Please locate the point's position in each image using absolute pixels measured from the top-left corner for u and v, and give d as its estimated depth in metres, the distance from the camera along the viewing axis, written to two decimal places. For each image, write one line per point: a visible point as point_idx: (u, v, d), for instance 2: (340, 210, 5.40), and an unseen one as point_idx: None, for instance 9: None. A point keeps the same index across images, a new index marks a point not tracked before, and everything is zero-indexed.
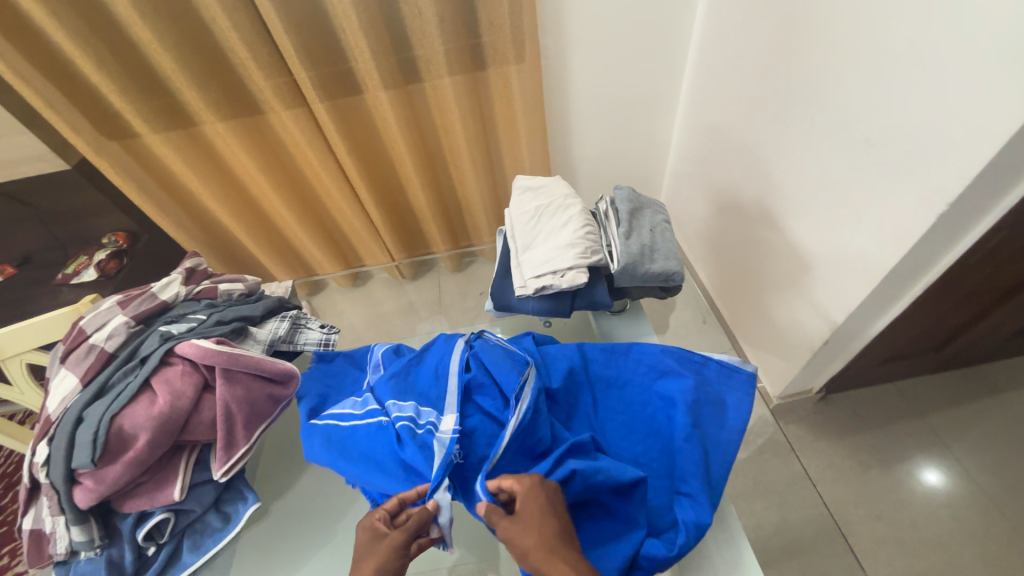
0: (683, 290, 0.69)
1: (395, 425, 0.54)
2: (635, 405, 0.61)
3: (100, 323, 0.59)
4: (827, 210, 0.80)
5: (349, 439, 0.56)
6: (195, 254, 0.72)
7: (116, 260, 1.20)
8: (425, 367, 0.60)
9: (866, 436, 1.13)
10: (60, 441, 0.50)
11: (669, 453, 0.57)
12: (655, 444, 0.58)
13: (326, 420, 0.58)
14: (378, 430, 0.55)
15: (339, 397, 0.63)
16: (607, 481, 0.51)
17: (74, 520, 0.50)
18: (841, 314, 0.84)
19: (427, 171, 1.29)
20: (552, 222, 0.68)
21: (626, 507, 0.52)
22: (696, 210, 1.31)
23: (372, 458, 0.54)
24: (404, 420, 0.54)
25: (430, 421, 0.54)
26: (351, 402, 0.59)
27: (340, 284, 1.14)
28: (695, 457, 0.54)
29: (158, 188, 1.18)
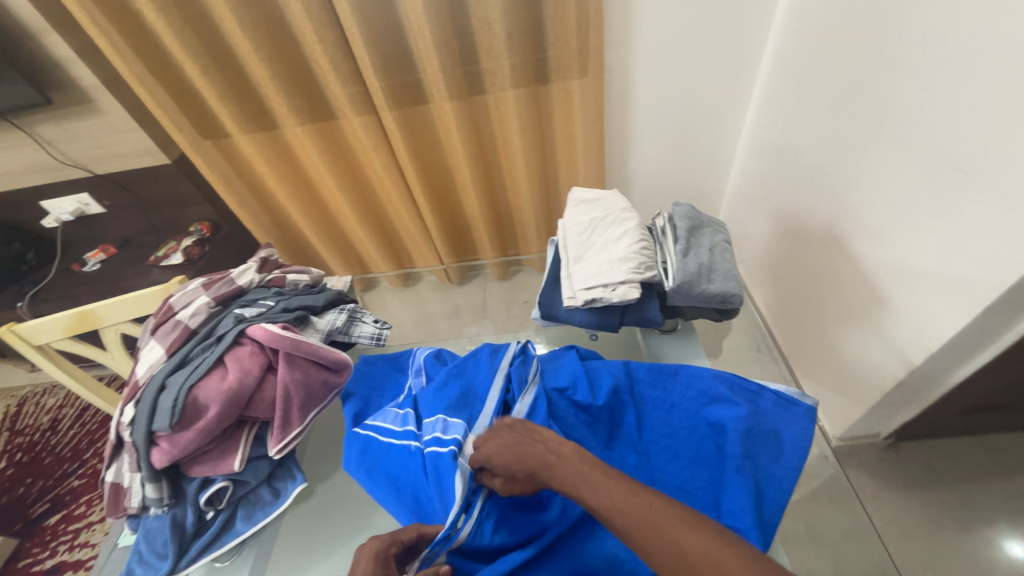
0: (740, 313, 0.66)
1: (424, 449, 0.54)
2: (681, 430, 0.59)
3: (187, 301, 0.65)
4: (908, 242, 0.74)
5: (381, 455, 0.58)
6: (270, 245, 0.78)
7: (199, 247, 1.33)
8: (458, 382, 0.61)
9: (940, 492, 1.02)
10: (145, 404, 0.55)
11: (716, 484, 0.54)
12: (701, 472, 0.55)
13: (366, 428, 0.60)
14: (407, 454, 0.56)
15: (381, 402, 0.66)
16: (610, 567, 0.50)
17: (148, 478, 0.54)
18: (920, 354, 0.76)
19: (483, 180, 1.33)
20: (606, 235, 0.67)
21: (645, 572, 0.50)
22: (756, 232, 1.25)
23: (392, 478, 0.56)
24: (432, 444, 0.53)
25: (454, 439, 0.53)
26: (392, 416, 0.60)
27: (391, 283, 1.19)
28: (745, 489, 0.51)
29: (241, 183, 1.30)
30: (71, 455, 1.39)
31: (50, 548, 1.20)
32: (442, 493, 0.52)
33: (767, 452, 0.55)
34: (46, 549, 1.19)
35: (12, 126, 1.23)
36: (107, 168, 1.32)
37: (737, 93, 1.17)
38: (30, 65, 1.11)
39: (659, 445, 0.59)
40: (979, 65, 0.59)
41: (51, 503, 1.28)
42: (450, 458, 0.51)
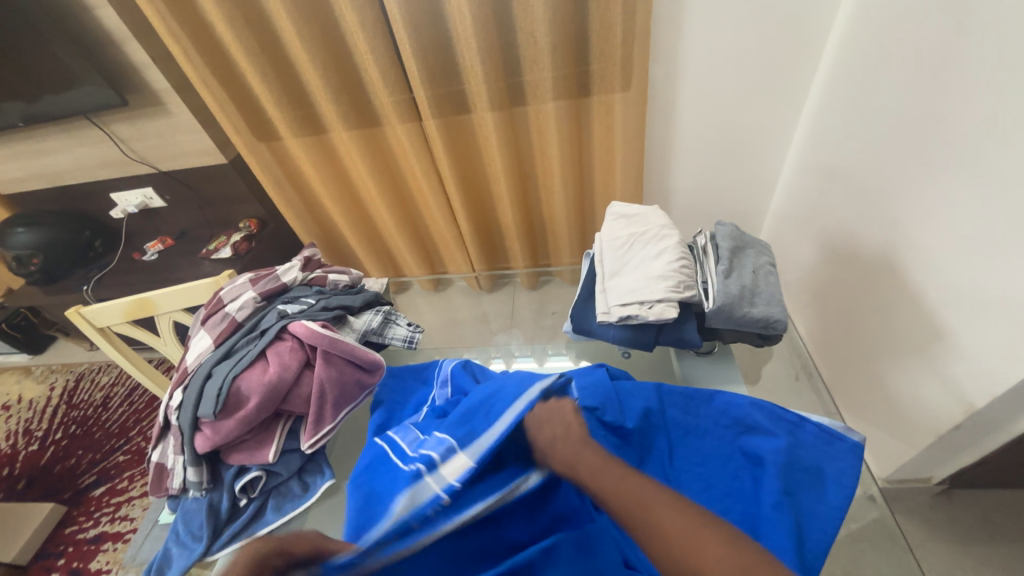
0: (783, 339, 0.63)
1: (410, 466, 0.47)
2: (714, 459, 0.56)
3: (235, 295, 0.69)
4: (974, 274, 0.69)
5: (376, 474, 0.50)
6: (313, 245, 0.81)
7: (246, 242, 1.38)
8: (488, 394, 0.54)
9: (998, 548, 0.93)
10: (193, 390, 0.58)
11: (753, 518, 0.51)
12: (736, 505, 0.53)
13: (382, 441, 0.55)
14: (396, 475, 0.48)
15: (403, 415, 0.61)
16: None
17: (191, 461, 0.57)
18: (982, 396, 0.71)
19: (519, 190, 1.34)
20: (645, 252, 0.66)
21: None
22: (800, 255, 1.20)
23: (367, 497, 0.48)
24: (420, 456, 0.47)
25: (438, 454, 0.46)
26: (413, 437, 0.53)
27: (424, 287, 1.21)
28: (785, 527, 0.48)
29: (289, 184, 1.36)
30: (118, 431, 1.48)
31: (94, 518, 1.27)
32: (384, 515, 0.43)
33: (808, 488, 0.53)
34: (90, 519, 1.27)
35: (92, 124, 1.34)
36: (170, 165, 1.41)
37: (786, 110, 1.14)
38: (111, 69, 1.22)
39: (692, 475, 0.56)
40: None
41: (98, 476, 1.37)
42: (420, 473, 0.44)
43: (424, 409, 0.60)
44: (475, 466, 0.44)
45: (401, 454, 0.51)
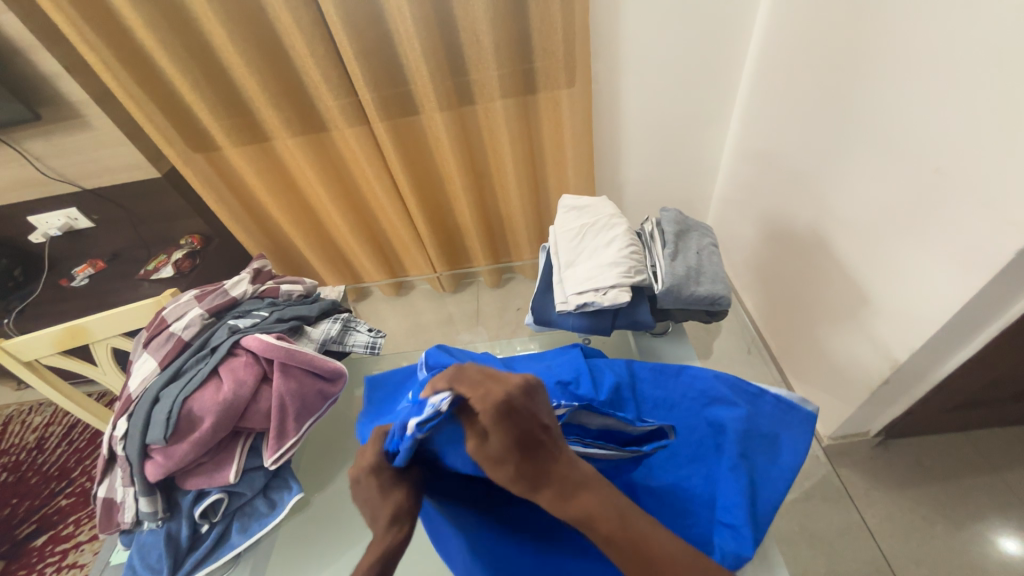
0: (729, 314, 0.67)
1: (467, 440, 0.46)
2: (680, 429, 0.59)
3: (180, 313, 0.65)
4: (888, 242, 0.77)
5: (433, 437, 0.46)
6: (263, 256, 0.78)
7: (190, 259, 1.31)
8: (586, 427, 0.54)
9: (931, 487, 1.04)
10: (139, 417, 0.55)
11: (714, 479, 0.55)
12: (699, 469, 0.56)
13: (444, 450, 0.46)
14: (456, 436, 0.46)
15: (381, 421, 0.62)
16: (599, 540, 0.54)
17: (142, 491, 0.53)
18: (905, 352, 0.78)
19: (474, 188, 1.34)
20: (597, 241, 0.69)
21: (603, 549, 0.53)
22: (743, 235, 1.27)
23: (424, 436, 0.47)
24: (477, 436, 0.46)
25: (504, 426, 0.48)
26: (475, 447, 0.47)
27: (385, 292, 1.19)
28: (740, 488, 0.53)
29: (232, 195, 1.30)
30: (58, 473, 1.36)
31: (37, 570, 1.17)
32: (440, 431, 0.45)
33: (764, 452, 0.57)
34: (33, 570, 1.17)
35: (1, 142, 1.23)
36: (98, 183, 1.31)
37: (721, 99, 1.20)
38: (18, 81, 1.11)
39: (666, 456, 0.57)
40: (950, 71, 0.62)
41: (38, 524, 1.25)
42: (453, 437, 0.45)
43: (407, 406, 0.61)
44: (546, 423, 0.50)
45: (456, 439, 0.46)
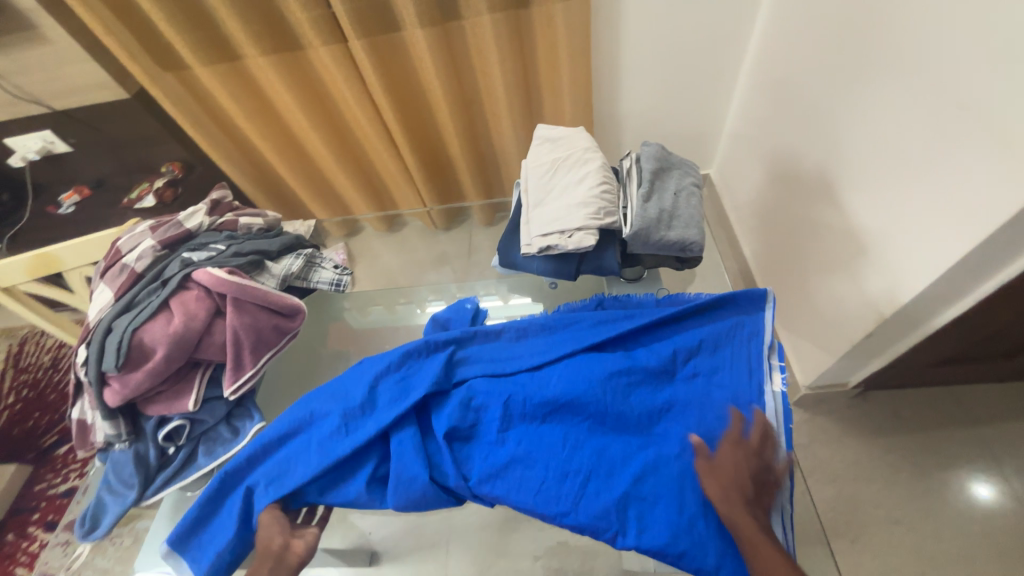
0: (702, 262, 0.64)
1: (661, 348, 0.60)
2: (549, 452, 0.55)
3: (134, 245, 0.63)
4: (896, 186, 0.70)
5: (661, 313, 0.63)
6: (224, 186, 0.74)
7: (171, 189, 1.29)
8: (550, 386, 0.58)
9: (904, 438, 1.05)
10: (94, 345, 0.55)
11: (483, 460, 0.57)
12: (530, 468, 0.55)
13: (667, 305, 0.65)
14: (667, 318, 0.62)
15: (514, 365, 0.61)
16: (449, 424, 0.57)
17: (104, 415, 0.55)
18: (891, 305, 0.75)
19: (463, 118, 1.24)
20: (568, 177, 0.63)
21: (434, 420, 0.59)
22: (749, 176, 1.19)
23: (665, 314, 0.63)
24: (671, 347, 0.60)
25: (667, 358, 0.59)
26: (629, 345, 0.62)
27: (375, 227, 1.15)
28: (446, 460, 0.57)
29: (208, 119, 1.22)
30: None
31: (62, 475, 1.26)
32: (716, 338, 0.61)
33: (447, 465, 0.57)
34: (59, 475, 1.26)
35: None
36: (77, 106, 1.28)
37: (741, 16, 1.06)
38: None
39: (480, 468, 0.56)
40: None
41: (59, 436, 1.33)
42: (694, 316, 0.63)
43: (516, 358, 0.62)
44: (647, 357, 0.60)
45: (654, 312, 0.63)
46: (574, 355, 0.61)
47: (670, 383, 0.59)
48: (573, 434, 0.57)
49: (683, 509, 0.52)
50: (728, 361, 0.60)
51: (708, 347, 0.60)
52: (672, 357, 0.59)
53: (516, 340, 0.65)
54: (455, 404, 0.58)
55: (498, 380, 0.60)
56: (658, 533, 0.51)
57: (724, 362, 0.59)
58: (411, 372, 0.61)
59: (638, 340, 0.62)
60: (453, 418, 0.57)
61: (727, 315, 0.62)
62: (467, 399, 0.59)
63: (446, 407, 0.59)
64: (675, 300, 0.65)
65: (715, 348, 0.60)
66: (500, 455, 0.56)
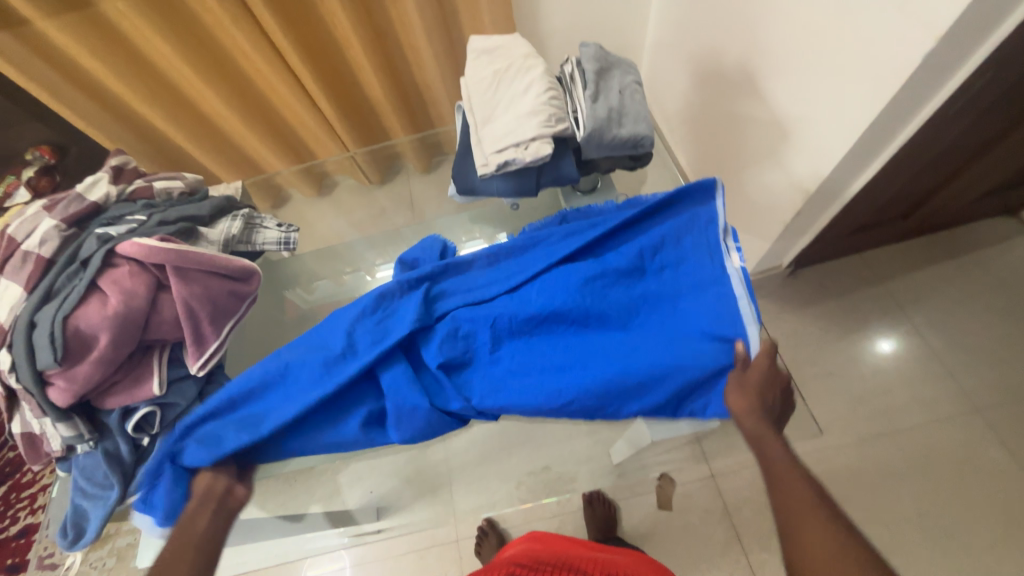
0: (652, 157, 0.66)
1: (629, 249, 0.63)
2: (542, 359, 0.58)
3: (30, 229, 0.54)
4: (811, 66, 0.74)
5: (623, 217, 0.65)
6: (121, 152, 0.65)
7: (48, 178, 1.08)
8: (532, 301, 0.60)
9: (827, 303, 1.20)
10: (19, 345, 0.48)
11: (482, 378, 0.58)
12: (528, 376, 0.58)
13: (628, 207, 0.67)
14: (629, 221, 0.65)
15: (492, 289, 0.62)
16: (439, 354, 0.58)
17: (57, 417, 0.50)
18: (815, 180, 0.82)
19: (378, 54, 1.14)
20: (512, 89, 0.61)
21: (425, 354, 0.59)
22: (676, 83, 1.21)
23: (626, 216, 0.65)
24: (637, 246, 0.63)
25: (635, 256, 0.62)
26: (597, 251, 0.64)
27: (305, 194, 1.05)
28: (445, 388, 0.58)
29: (72, 88, 1.01)
30: None
31: (9, 516, 1.13)
32: (678, 231, 0.64)
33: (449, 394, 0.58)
34: (6, 518, 1.13)
35: None
36: None
37: None
38: None
39: (483, 390, 0.58)
40: None
41: None
42: (653, 214, 0.66)
43: (493, 283, 0.63)
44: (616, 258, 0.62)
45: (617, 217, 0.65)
46: (548, 271, 0.63)
47: (643, 278, 0.62)
48: (561, 340, 0.59)
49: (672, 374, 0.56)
50: (691, 250, 0.63)
51: (671, 240, 0.63)
52: (639, 255, 0.62)
53: (489, 267, 0.65)
54: (443, 335, 0.59)
55: (478, 306, 0.61)
56: (654, 397, 0.57)
57: (688, 251, 0.63)
58: (390, 314, 0.60)
59: (605, 245, 0.65)
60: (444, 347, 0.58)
61: (682, 207, 0.65)
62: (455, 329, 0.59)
63: (434, 339, 0.59)
64: (630, 205, 0.67)
65: (678, 240, 0.64)
66: (497, 372, 0.58)
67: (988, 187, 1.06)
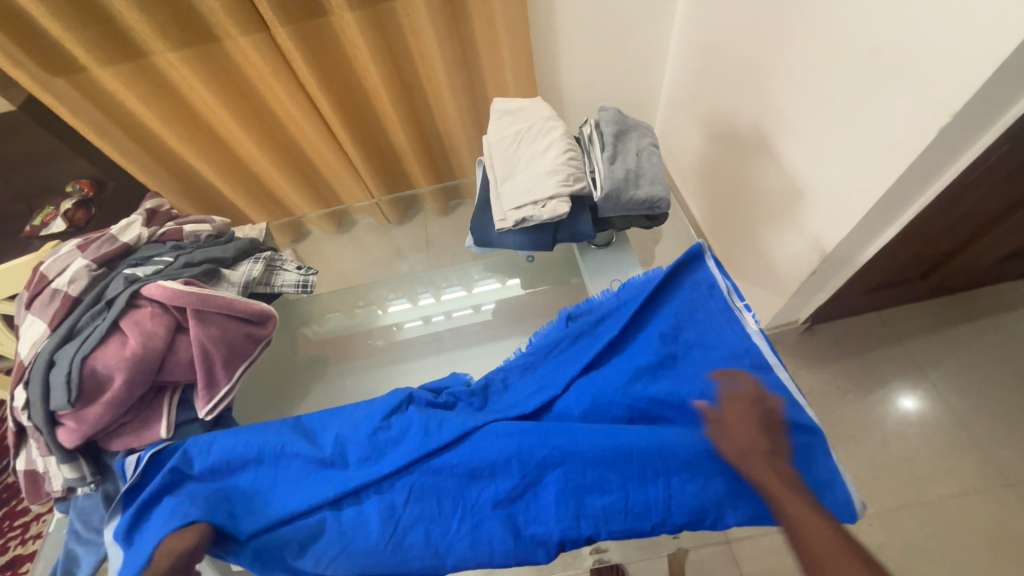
0: (669, 217, 0.67)
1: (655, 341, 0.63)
2: (609, 466, 0.54)
3: (62, 267, 0.56)
4: (824, 133, 0.76)
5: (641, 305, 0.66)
6: (156, 195, 0.68)
7: (83, 209, 1.13)
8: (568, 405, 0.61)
9: (846, 362, 1.17)
10: (36, 383, 0.49)
11: (553, 488, 0.54)
12: (602, 484, 0.54)
13: (642, 290, 0.67)
14: (645, 318, 0.66)
15: (524, 402, 0.62)
16: (483, 469, 0.55)
17: (62, 458, 0.50)
18: (831, 242, 0.82)
19: (405, 105, 1.20)
20: (532, 149, 0.64)
21: (471, 485, 0.55)
22: (689, 139, 1.25)
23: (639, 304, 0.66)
24: (661, 334, 0.63)
25: (664, 352, 0.62)
26: (619, 351, 0.65)
27: (324, 229, 1.07)
28: (503, 510, 0.54)
29: (117, 128, 1.07)
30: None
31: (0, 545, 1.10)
32: (692, 309, 0.65)
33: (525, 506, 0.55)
34: None
35: None
36: None
37: None
38: None
39: (561, 521, 0.53)
40: None
41: None
42: (667, 298, 0.67)
43: (520, 402, 0.62)
44: (643, 355, 0.62)
45: (634, 320, 0.66)
46: (573, 381, 0.63)
47: (677, 365, 0.62)
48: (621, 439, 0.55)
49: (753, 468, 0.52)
50: (707, 324, 0.64)
51: (686, 319, 0.65)
52: (663, 342, 0.63)
53: (506, 388, 0.66)
54: (473, 447, 0.56)
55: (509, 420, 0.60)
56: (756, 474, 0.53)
57: (706, 325, 0.64)
58: (396, 426, 0.59)
59: (626, 340, 0.65)
60: (497, 464, 0.55)
61: (687, 284, 0.67)
62: (482, 434, 0.57)
63: (460, 447, 0.56)
64: (634, 287, 0.68)
65: (691, 318, 0.65)
66: (568, 484, 0.54)
67: (1009, 251, 1.04)
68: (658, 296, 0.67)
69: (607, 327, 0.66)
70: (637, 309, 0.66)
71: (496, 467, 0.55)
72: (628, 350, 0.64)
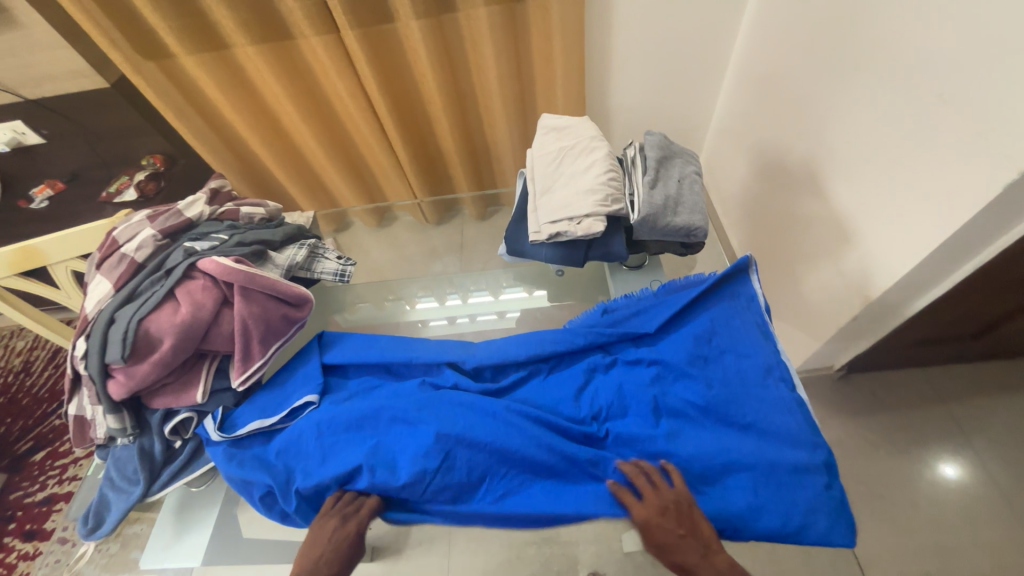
0: (705, 246, 0.66)
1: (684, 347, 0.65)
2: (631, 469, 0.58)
3: (131, 234, 0.62)
4: (880, 177, 0.73)
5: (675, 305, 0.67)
6: (220, 176, 0.73)
7: (154, 183, 1.20)
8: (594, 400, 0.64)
9: (881, 417, 1.10)
10: (96, 337, 0.54)
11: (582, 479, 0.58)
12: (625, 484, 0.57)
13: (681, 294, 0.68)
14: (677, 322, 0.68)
15: (556, 394, 0.65)
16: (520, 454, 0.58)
17: (109, 409, 0.54)
18: (878, 289, 0.78)
19: (456, 112, 1.24)
20: (575, 166, 0.65)
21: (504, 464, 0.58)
22: (736, 169, 1.23)
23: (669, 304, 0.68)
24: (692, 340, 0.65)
25: (693, 361, 0.64)
26: (650, 354, 0.66)
27: (365, 222, 1.11)
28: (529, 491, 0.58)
29: (194, 112, 1.16)
30: (49, 395, 1.33)
31: (40, 481, 1.19)
32: (725, 318, 0.66)
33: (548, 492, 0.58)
34: (35, 483, 1.19)
35: None
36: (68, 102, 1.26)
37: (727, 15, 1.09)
38: None
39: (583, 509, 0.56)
40: None
41: (35, 441, 1.25)
42: (700, 301, 0.68)
43: (551, 393, 0.65)
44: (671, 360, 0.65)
45: (667, 324, 0.68)
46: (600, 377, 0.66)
47: (705, 370, 0.64)
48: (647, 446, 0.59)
49: (768, 480, 0.56)
50: (739, 332, 0.65)
51: (720, 325, 0.66)
52: (695, 344, 0.65)
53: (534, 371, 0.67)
54: (512, 429, 0.59)
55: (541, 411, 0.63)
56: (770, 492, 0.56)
57: (737, 331, 0.65)
58: (432, 398, 0.63)
59: (657, 336, 0.67)
60: (532, 450, 0.58)
61: (724, 290, 0.68)
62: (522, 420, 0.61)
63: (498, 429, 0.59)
64: (675, 288, 0.69)
65: (725, 324, 0.66)
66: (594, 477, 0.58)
67: None
68: (694, 297, 0.68)
69: (640, 324, 0.68)
70: (673, 308, 0.67)
71: (528, 451, 0.58)
72: (657, 344, 0.67)
